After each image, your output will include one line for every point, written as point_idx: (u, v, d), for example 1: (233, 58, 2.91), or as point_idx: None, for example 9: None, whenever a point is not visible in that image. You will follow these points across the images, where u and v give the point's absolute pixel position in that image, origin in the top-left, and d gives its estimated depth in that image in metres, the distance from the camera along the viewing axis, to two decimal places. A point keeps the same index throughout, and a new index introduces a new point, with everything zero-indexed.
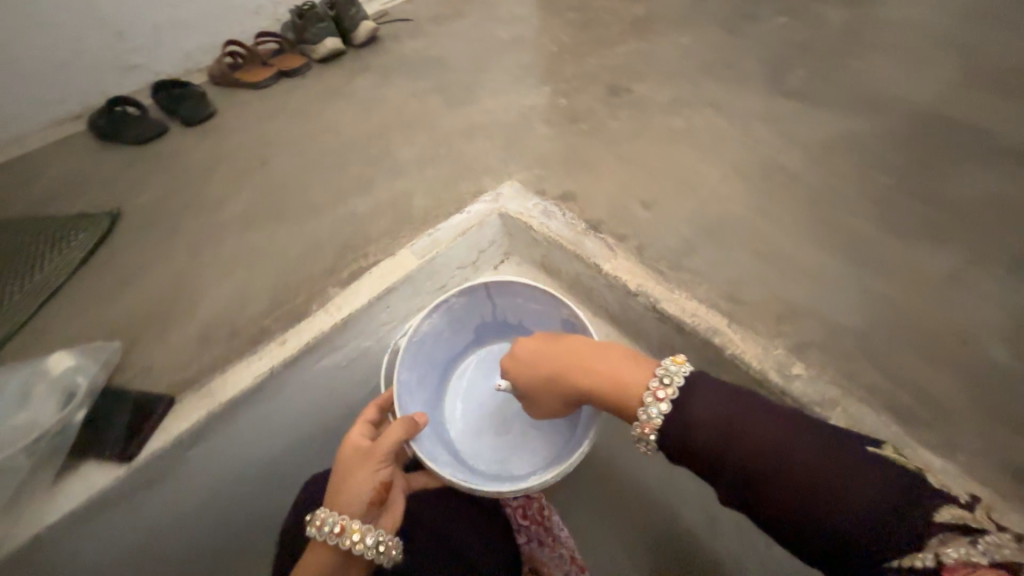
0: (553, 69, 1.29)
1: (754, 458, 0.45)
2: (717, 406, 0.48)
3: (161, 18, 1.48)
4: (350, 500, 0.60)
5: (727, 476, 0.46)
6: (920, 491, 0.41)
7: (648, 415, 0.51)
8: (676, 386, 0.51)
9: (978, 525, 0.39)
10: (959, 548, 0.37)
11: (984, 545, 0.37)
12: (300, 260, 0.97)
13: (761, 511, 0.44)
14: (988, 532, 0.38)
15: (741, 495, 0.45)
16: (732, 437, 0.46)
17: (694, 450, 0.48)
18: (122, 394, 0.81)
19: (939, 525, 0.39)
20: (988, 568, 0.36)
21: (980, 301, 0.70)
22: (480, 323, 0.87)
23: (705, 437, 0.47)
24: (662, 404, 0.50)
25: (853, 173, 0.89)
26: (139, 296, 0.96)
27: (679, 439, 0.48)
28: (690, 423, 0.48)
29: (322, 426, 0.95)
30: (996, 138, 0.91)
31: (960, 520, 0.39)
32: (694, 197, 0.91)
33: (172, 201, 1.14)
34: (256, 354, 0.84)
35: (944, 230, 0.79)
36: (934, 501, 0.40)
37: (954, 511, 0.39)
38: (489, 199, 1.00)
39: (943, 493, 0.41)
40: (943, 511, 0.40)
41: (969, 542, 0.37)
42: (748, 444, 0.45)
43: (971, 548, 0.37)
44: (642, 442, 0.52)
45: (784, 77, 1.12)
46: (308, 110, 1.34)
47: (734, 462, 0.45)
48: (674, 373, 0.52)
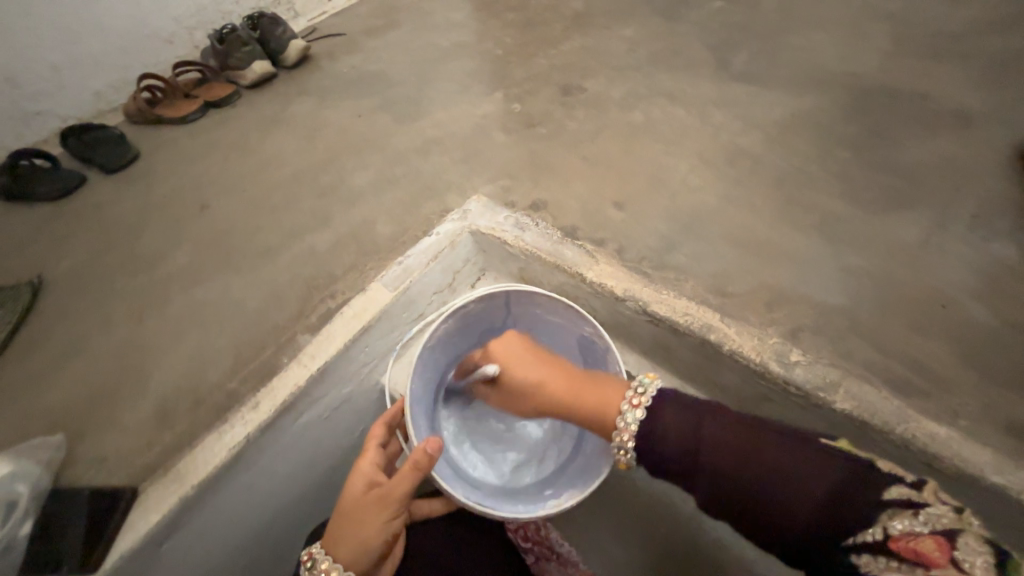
0: (501, 74, 1.25)
1: (719, 461, 0.48)
2: (682, 415, 0.51)
3: (61, 58, 1.33)
4: (357, 549, 0.57)
5: (700, 483, 0.48)
6: (871, 475, 0.43)
7: (625, 421, 0.52)
8: (648, 395, 0.52)
9: (923, 499, 0.40)
10: (903, 520, 0.39)
11: (927, 516, 0.39)
12: (261, 310, 0.89)
13: (738, 517, 0.47)
14: (931, 505, 0.40)
15: (717, 502, 0.48)
16: (698, 445, 0.49)
17: (666, 463, 0.50)
18: (74, 493, 0.71)
19: (886, 502, 0.41)
20: (925, 535, 0.38)
21: (950, 264, 0.72)
22: (492, 332, 0.82)
23: (674, 449, 0.49)
24: (638, 410, 0.52)
25: (812, 150, 0.91)
26: (80, 376, 0.86)
27: (653, 452, 0.50)
28: (660, 434, 0.50)
29: (311, 485, 0.88)
30: (934, 102, 0.95)
31: (906, 497, 0.41)
32: (665, 192, 0.90)
33: (102, 261, 1.02)
34: (226, 423, 0.75)
35: (906, 197, 0.81)
36: (884, 482, 0.42)
37: (901, 489, 0.41)
38: (457, 217, 0.92)
39: (894, 475, 0.43)
40: (891, 491, 0.42)
41: (911, 514, 0.39)
42: (712, 450, 0.48)
43: (912, 519, 0.39)
44: (620, 452, 0.52)
45: (730, 61, 1.13)
46: (245, 143, 1.25)
47: (700, 468, 0.48)
48: (648, 383, 0.53)
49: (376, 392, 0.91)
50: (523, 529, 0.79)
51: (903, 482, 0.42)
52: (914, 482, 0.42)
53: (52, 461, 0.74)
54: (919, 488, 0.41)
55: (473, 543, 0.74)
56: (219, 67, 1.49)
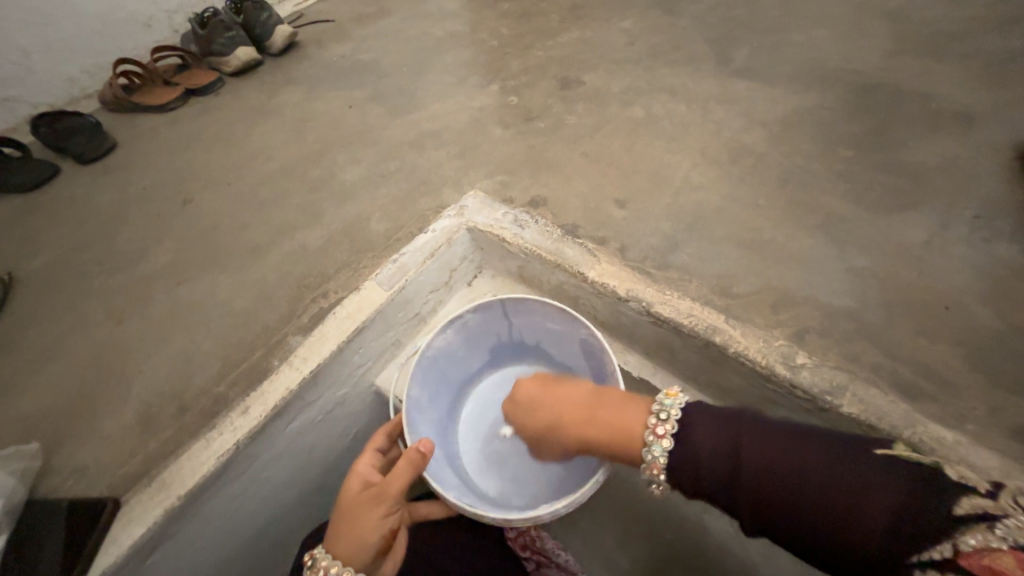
0: (497, 65, 1.22)
1: (760, 481, 0.45)
2: (714, 434, 0.49)
3: (30, 41, 1.25)
4: (355, 550, 0.54)
5: (741, 501, 0.46)
6: (934, 486, 0.41)
7: (651, 455, 0.51)
8: (673, 422, 0.51)
9: (1000, 509, 0.38)
10: (979, 536, 0.37)
11: (1008, 529, 0.36)
12: (249, 310, 0.85)
13: (785, 531, 0.44)
14: (1008, 515, 0.37)
15: (761, 517, 0.45)
16: (736, 465, 0.46)
17: (703, 479, 0.48)
18: (53, 505, 0.67)
19: (957, 515, 0.38)
20: (1008, 552, 0.35)
21: (951, 268, 0.73)
22: (497, 343, 0.80)
23: (708, 468, 0.48)
24: (663, 441, 0.50)
25: (814, 150, 0.90)
26: (57, 379, 0.81)
27: (687, 473, 0.49)
28: (693, 456, 0.49)
29: (305, 491, 0.85)
30: (933, 102, 0.95)
31: (979, 508, 0.38)
32: (667, 189, 0.89)
33: (79, 258, 0.97)
34: (215, 429, 0.71)
35: (906, 200, 0.82)
36: (952, 492, 0.40)
37: (971, 500, 0.39)
38: (453, 214, 0.88)
39: (960, 483, 0.40)
40: (961, 502, 0.39)
41: (988, 528, 0.37)
42: (751, 468, 0.46)
43: (989, 534, 0.37)
44: (654, 483, 0.52)
45: (730, 56, 1.12)
46: (230, 134, 1.19)
47: (744, 481, 0.46)
48: (670, 408, 0.52)
49: (370, 394, 0.88)
50: (521, 537, 0.77)
51: (971, 490, 0.40)
52: (985, 489, 0.39)
53: (27, 472, 0.70)
54: (991, 496, 0.39)
55: (474, 546, 0.72)
56: (200, 53, 1.42)
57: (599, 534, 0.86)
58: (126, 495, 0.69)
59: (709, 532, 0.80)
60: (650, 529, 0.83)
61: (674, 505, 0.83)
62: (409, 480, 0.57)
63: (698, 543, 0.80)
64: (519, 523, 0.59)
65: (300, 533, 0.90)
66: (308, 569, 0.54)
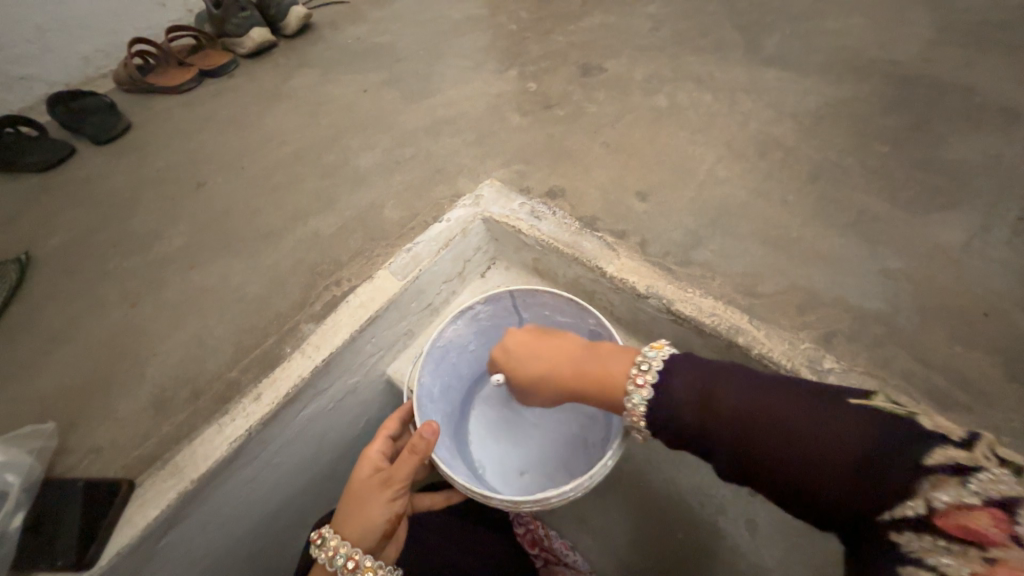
0: (516, 50, 1.18)
1: (737, 433, 0.44)
2: (693, 384, 0.47)
3: (47, 19, 1.24)
4: (365, 531, 0.53)
5: (719, 452, 0.45)
6: (907, 439, 0.39)
7: (632, 404, 0.49)
8: (654, 372, 0.50)
9: (975, 462, 0.36)
10: (951, 492, 0.36)
11: (982, 485, 0.35)
12: (262, 296, 0.85)
13: (763, 483, 0.44)
14: (983, 467, 0.36)
15: (740, 467, 0.44)
16: (712, 415, 0.45)
17: (681, 429, 0.47)
18: (68, 485, 0.67)
19: (928, 469, 0.37)
20: (981, 510, 0.35)
21: (989, 273, 0.70)
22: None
23: (686, 419, 0.46)
24: (644, 390, 0.49)
25: (848, 144, 0.87)
26: (73, 360, 0.82)
27: (667, 426, 0.47)
28: (671, 406, 0.47)
29: (315, 477, 0.85)
30: (976, 97, 0.91)
31: (953, 460, 0.37)
32: (691, 183, 0.86)
33: (94, 239, 0.97)
34: (227, 415, 0.71)
35: (944, 200, 0.78)
36: (925, 445, 0.38)
37: (945, 451, 0.37)
38: (469, 203, 0.86)
39: (934, 433, 0.38)
40: (933, 454, 0.37)
41: (960, 484, 0.36)
42: (724, 414, 0.44)
43: (962, 490, 0.36)
44: (634, 430, 0.51)
45: (760, 44, 1.07)
46: (244, 117, 1.18)
47: (720, 432, 0.44)
48: (653, 359, 0.51)
49: (381, 383, 0.87)
50: (529, 532, 0.79)
51: (946, 440, 0.38)
52: (962, 439, 0.38)
53: (43, 452, 0.71)
54: (967, 447, 0.37)
55: (484, 539, 0.71)
56: (215, 33, 1.40)
57: (609, 530, 0.85)
58: (139, 477, 0.69)
59: (723, 536, 0.79)
60: (661, 527, 0.83)
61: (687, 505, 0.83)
62: (419, 465, 0.56)
63: (711, 546, 0.79)
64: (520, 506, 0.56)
65: (310, 519, 0.91)
66: (317, 548, 0.53)
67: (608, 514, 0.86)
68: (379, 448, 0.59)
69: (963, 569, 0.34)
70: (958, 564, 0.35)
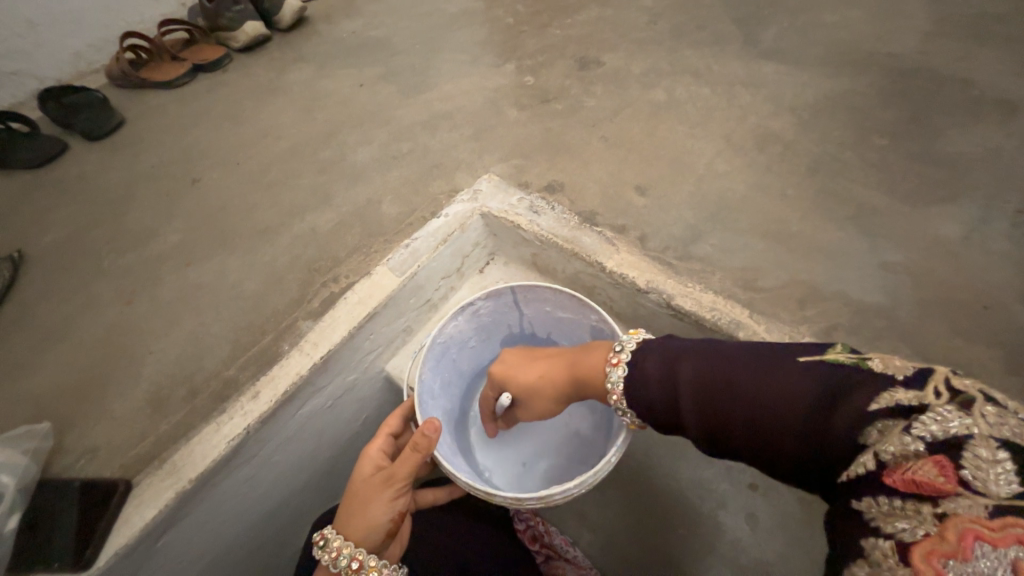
0: (513, 44, 1.17)
1: (703, 408, 0.43)
2: (662, 363, 0.48)
3: (36, 13, 1.22)
4: (366, 530, 0.53)
5: (691, 427, 0.44)
6: (853, 385, 0.37)
7: (611, 382, 0.51)
8: (629, 351, 0.51)
9: (917, 402, 0.34)
10: (895, 441, 0.33)
11: (925, 427, 0.33)
12: (259, 293, 0.84)
13: (737, 453, 0.43)
14: (927, 407, 0.34)
15: (714, 440, 0.44)
16: (681, 393, 0.45)
17: (656, 409, 0.47)
18: (64, 485, 0.67)
19: (873, 415, 0.35)
20: (926, 458, 0.32)
21: (991, 264, 0.70)
22: (509, 334, 0.79)
23: (658, 395, 0.47)
24: (619, 367, 0.51)
25: (848, 137, 0.86)
26: (69, 359, 0.81)
27: (645, 407, 0.48)
28: (645, 388, 0.48)
29: (315, 474, 0.85)
30: (977, 89, 0.90)
31: (895, 402, 0.35)
32: (690, 177, 0.85)
33: (88, 236, 0.96)
34: (224, 413, 0.70)
35: (945, 192, 0.78)
36: (869, 390, 0.36)
37: (891, 395, 0.35)
38: (466, 198, 0.85)
39: (881, 377, 0.37)
40: (877, 398, 0.36)
41: (903, 429, 0.33)
42: (691, 392, 0.44)
43: (905, 436, 0.33)
44: (620, 412, 0.52)
45: (759, 37, 1.06)
46: (239, 112, 1.16)
47: (690, 408, 0.44)
48: (627, 342, 0.53)
49: (380, 379, 0.86)
50: (530, 528, 0.78)
51: (894, 385, 0.36)
52: (908, 379, 0.36)
53: (39, 451, 0.70)
54: (915, 388, 0.35)
55: (486, 534, 0.71)
56: (208, 27, 1.38)
57: (610, 525, 0.85)
58: (137, 476, 0.69)
59: (724, 530, 0.79)
60: (662, 519, 0.83)
61: (687, 500, 0.83)
62: (420, 464, 0.55)
63: (713, 540, 0.80)
64: (504, 499, 0.56)
65: (311, 516, 0.91)
66: (320, 550, 0.52)
67: (609, 508, 0.86)
68: (380, 446, 0.59)
69: (918, 534, 0.30)
70: (913, 529, 0.30)
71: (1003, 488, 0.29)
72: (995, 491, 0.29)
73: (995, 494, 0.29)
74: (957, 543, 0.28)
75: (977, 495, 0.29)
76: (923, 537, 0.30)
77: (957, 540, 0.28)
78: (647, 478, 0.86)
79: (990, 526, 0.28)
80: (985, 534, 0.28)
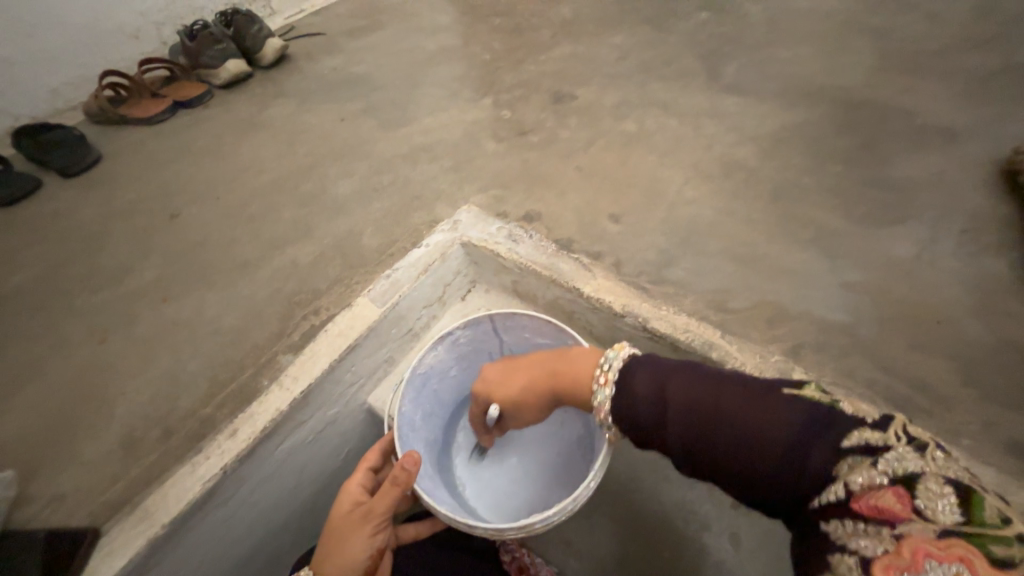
0: (490, 79, 1.22)
1: (687, 426, 0.45)
2: (651, 380, 0.49)
3: (15, 54, 1.23)
4: (343, 571, 0.52)
5: (672, 447, 0.46)
6: (828, 423, 0.40)
7: (598, 401, 0.52)
8: (615, 370, 0.53)
9: (884, 442, 0.37)
10: (863, 473, 0.36)
11: (888, 464, 0.36)
12: (238, 328, 0.83)
13: (715, 476, 0.44)
14: (891, 447, 0.36)
15: (693, 464, 0.45)
16: (664, 412, 0.47)
17: (641, 427, 0.49)
18: (28, 536, 0.64)
19: (844, 451, 0.38)
20: (887, 488, 0.35)
21: (943, 281, 0.75)
22: (489, 362, 0.79)
23: (646, 413, 0.48)
24: (607, 387, 0.52)
25: (805, 164, 0.92)
26: (36, 402, 0.78)
27: (630, 426, 0.50)
28: (631, 407, 0.49)
29: (295, 513, 0.83)
30: (920, 118, 0.98)
31: (864, 441, 0.37)
32: (661, 204, 0.89)
33: (61, 274, 0.95)
34: (201, 453, 0.69)
35: (897, 214, 0.83)
36: (841, 429, 0.39)
37: (860, 434, 0.38)
38: (447, 228, 0.87)
39: (852, 419, 0.40)
40: (848, 436, 0.38)
41: (870, 464, 0.36)
42: (677, 412, 0.46)
43: (872, 470, 0.36)
44: (605, 428, 0.54)
45: (720, 72, 1.14)
46: (220, 147, 1.18)
47: (674, 427, 0.45)
48: (614, 358, 0.54)
49: (361, 412, 0.85)
50: (516, 559, 0.77)
51: (861, 425, 0.39)
52: (874, 422, 0.39)
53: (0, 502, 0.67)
54: (880, 429, 0.38)
55: (471, 567, 0.70)
56: (189, 65, 1.41)
57: (597, 552, 0.85)
58: (106, 524, 0.66)
59: (709, 552, 0.80)
60: (649, 544, 0.83)
61: (672, 523, 0.83)
62: (397, 498, 0.55)
63: (698, 562, 0.79)
64: (484, 531, 0.56)
65: (290, 557, 0.87)
66: None
67: (596, 535, 0.86)
68: (360, 481, 0.58)
69: (878, 550, 0.33)
70: (874, 545, 0.33)
71: (950, 517, 0.32)
72: (944, 519, 0.32)
73: (943, 522, 0.32)
74: (910, 559, 0.32)
75: (928, 521, 0.32)
76: (882, 553, 0.33)
77: (910, 557, 0.32)
78: (632, 501, 0.86)
79: (938, 545, 0.31)
80: (934, 552, 0.31)
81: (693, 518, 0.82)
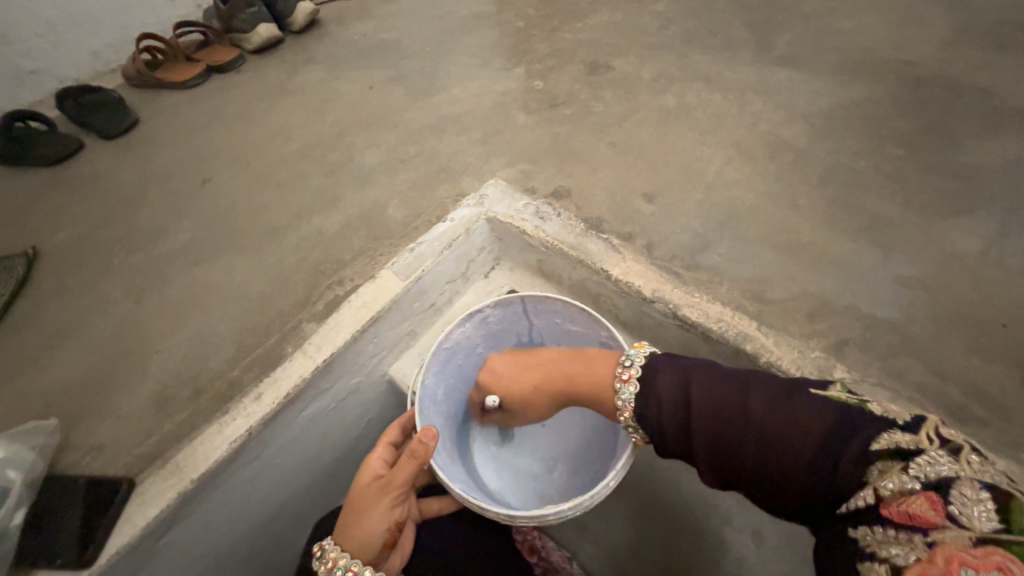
0: (524, 48, 1.17)
1: (713, 429, 0.43)
2: (674, 381, 0.47)
3: (56, 14, 1.25)
4: (362, 542, 0.52)
5: (700, 454, 0.44)
6: (859, 422, 0.39)
7: (621, 400, 0.50)
8: (637, 367, 0.51)
9: (915, 444, 0.36)
10: (894, 479, 0.34)
11: (919, 468, 0.34)
12: (264, 295, 0.84)
13: (744, 483, 0.43)
14: (922, 450, 0.35)
15: (723, 470, 0.43)
16: (689, 415, 0.45)
17: (665, 434, 0.47)
18: (70, 482, 0.68)
19: (874, 455, 0.36)
20: (919, 494, 0.33)
21: (1011, 278, 0.68)
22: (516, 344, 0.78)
23: (672, 422, 0.46)
24: (631, 384, 0.50)
25: (861, 147, 0.85)
26: (76, 358, 0.82)
27: (654, 426, 0.47)
28: (654, 405, 0.47)
29: (316, 477, 0.85)
30: (996, 97, 0.88)
31: (895, 444, 0.36)
32: (700, 185, 0.84)
33: (101, 235, 0.97)
34: (227, 414, 0.70)
35: (963, 203, 0.76)
36: (871, 430, 0.38)
37: (891, 436, 0.37)
38: (473, 203, 0.85)
39: (883, 420, 0.39)
40: (878, 439, 0.37)
41: (901, 468, 0.35)
42: (704, 416, 0.44)
43: (902, 475, 0.34)
44: (630, 430, 0.51)
45: (772, 43, 1.05)
46: (250, 113, 1.17)
47: (702, 432, 0.43)
48: (635, 356, 0.52)
49: (383, 382, 0.86)
50: (527, 540, 0.80)
51: (892, 426, 0.38)
52: (905, 423, 0.38)
53: (46, 449, 0.71)
54: (912, 432, 0.37)
55: (495, 546, 0.72)
56: (222, 29, 1.40)
57: (609, 536, 0.85)
58: (141, 475, 0.69)
59: (727, 546, 0.78)
60: (664, 531, 0.82)
61: (691, 514, 0.82)
62: (417, 471, 0.55)
63: (715, 555, 0.79)
64: (494, 513, 0.56)
65: (310, 519, 0.91)
66: (318, 561, 0.53)
67: (610, 520, 0.86)
68: (380, 455, 0.59)
69: (909, 558, 0.31)
70: (905, 553, 0.31)
71: (986, 523, 0.30)
72: (980, 526, 0.30)
73: (979, 528, 0.30)
74: (944, 566, 0.29)
75: (963, 528, 0.30)
76: (915, 562, 0.31)
77: (944, 564, 0.30)
78: (649, 489, 0.85)
79: (973, 553, 0.29)
80: (970, 560, 0.29)
81: (714, 511, 0.81)
